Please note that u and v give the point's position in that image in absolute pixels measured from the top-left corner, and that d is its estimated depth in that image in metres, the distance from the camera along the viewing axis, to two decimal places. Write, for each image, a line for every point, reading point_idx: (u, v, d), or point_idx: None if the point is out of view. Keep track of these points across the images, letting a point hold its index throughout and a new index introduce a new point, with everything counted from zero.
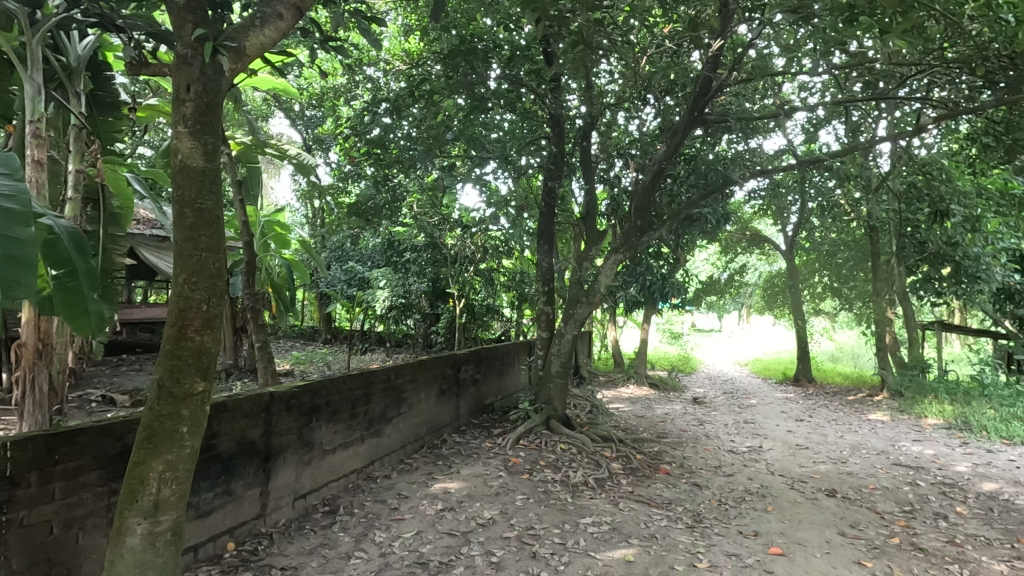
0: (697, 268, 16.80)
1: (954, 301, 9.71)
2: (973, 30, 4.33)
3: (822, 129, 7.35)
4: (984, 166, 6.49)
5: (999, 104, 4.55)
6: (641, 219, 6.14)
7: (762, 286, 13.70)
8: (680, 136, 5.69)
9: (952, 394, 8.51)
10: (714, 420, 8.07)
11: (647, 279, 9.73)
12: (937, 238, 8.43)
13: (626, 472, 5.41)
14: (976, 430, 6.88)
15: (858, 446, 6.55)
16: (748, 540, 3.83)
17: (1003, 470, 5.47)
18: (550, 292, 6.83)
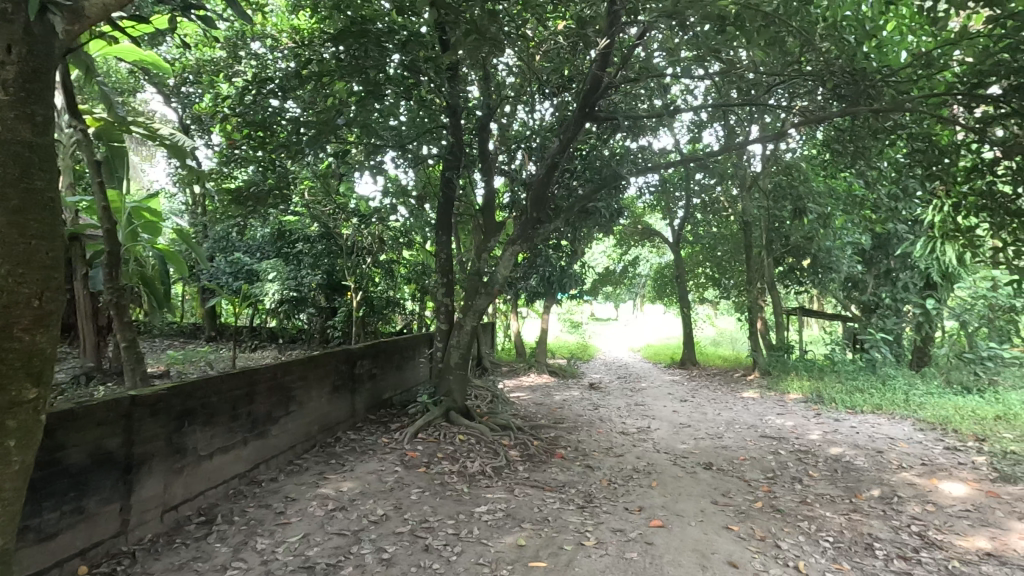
0: (596, 260, 17.54)
1: (813, 289, 10.91)
2: (825, 48, 4.82)
3: (703, 130, 7.96)
4: (834, 170, 7.36)
5: (841, 114, 5.18)
6: (537, 211, 6.31)
7: (653, 277, 14.57)
8: (573, 132, 5.88)
9: (809, 371, 9.64)
10: (608, 404, 8.50)
11: (545, 270, 10.01)
12: (797, 232, 9.51)
13: (523, 459, 5.53)
14: (827, 402, 7.81)
15: (732, 422, 7.20)
16: (633, 515, 4.07)
17: (846, 435, 6.27)
18: (448, 284, 6.77)
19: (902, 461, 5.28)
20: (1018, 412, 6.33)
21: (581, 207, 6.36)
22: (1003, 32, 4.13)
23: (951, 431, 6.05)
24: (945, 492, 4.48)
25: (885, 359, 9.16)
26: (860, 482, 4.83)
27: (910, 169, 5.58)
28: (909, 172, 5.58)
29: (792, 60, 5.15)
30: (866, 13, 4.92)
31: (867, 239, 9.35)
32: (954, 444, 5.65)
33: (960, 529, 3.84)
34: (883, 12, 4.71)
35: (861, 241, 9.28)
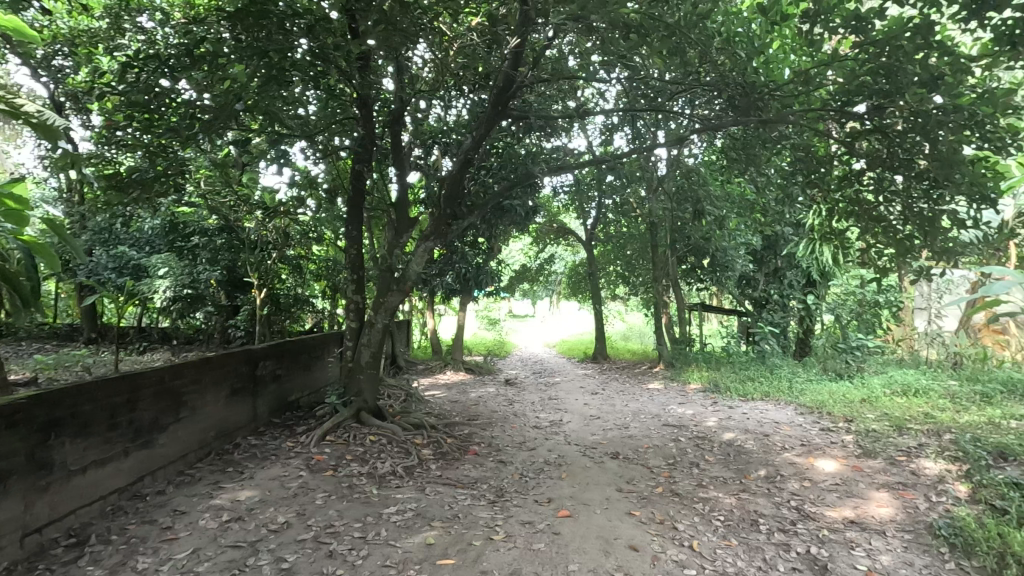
0: (512, 257, 17.72)
1: (712, 287, 11.68)
2: (720, 61, 5.17)
3: (613, 133, 8.27)
4: (730, 176, 7.93)
5: (734, 123, 5.58)
6: (451, 207, 6.24)
7: (568, 275, 14.95)
8: (485, 129, 5.89)
9: (708, 363, 10.34)
10: (522, 399, 8.63)
11: (461, 267, 9.98)
12: (697, 233, 10.17)
13: (436, 457, 5.49)
14: (723, 390, 8.41)
15: (638, 412, 7.57)
16: (542, 507, 4.16)
17: (738, 421, 6.78)
18: (360, 280, 6.54)
19: (784, 443, 5.79)
20: (880, 395, 7.15)
21: (495, 203, 6.40)
22: (867, 57, 4.63)
23: (825, 414, 6.72)
24: (819, 469, 4.96)
25: (773, 350, 10.03)
26: (750, 464, 5.24)
27: (793, 176, 6.12)
28: (792, 179, 6.13)
29: (693, 70, 5.48)
30: (755, 32, 5.33)
31: (757, 240, 10.15)
32: (828, 425, 6.28)
33: (830, 502, 4.27)
34: (769, 31, 5.14)
35: (752, 241, 10.07)
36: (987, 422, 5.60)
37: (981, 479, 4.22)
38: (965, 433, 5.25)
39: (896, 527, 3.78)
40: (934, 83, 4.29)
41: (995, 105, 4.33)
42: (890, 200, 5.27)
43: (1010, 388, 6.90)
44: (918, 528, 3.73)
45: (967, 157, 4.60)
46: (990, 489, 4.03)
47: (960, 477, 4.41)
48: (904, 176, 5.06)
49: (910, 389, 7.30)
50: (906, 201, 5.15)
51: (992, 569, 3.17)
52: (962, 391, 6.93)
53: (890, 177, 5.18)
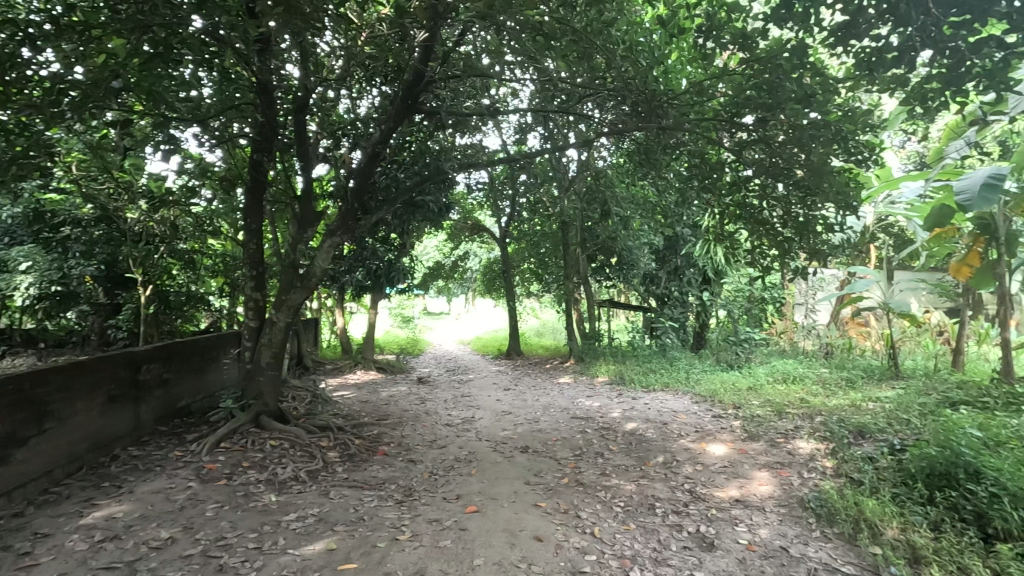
0: (427, 253, 17.52)
1: (620, 284, 12.22)
2: (623, 67, 5.42)
3: (526, 132, 8.39)
4: (635, 179, 8.33)
5: (637, 129, 5.87)
6: (358, 202, 6.05)
7: (482, 272, 14.99)
8: (394, 123, 5.78)
9: (615, 357, 10.83)
10: (435, 397, 8.56)
11: (372, 263, 9.71)
12: (605, 232, 10.59)
13: (342, 460, 5.31)
14: (627, 383, 8.84)
15: (548, 406, 7.75)
16: (450, 504, 4.16)
17: (640, 411, 7.15)
18: (259, 276, 6.16)
19: (680, 430, 6.17)
20: (763, 383, 7.85)
21: (406, 199, 6.29)
22: (751, 74, 5.04)
23: (717, 402, 7.26)
24: (710, 452, 5.35)
25: (673, 344, 10.69)
26: (650, 451, 5.54)
27: (690, 181, 6.53)
28: (689, 184, 6.55)
29: (599, 76, 5.71)
30: (656, 42, 5.60)
31: (659, 239, 10.73)
32: (719, 412, 6.78)
33: (718, 483, 4.62)
34: (667, 43, 5.46)
35: (654, 241, 10.66)
36: (850, 404, 6.31)
37: (843, 455, 4.74)
38: (832, 415, 5.89)
39: (774, 503, 4.16)
40: (807, 100, 4.74)
41: (856, 123, 4.87)
42: (772, 206, 5.77)
43: (869, 374, 7.83)
44: (791, 503, 4.12)
45: (835, 169, 5.14)
46: (850, 463, 4.54)
47: (827, 454, 4.93)
48: (784, 186, 5.55)
49: (789, 376, 8.07)
50: (785, 207, 5.66)
51: (849, 535, 3.58)
52: (831, 378, 7.78)
53: (773, 185, 5.68)
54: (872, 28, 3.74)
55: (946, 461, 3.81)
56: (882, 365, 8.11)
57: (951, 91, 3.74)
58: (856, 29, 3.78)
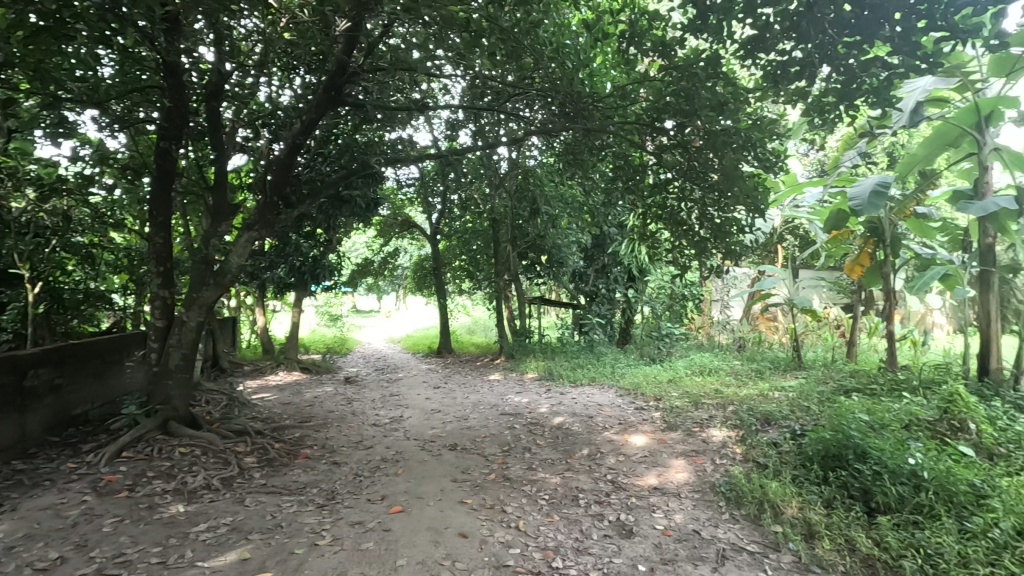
0: (356, 250, 17.04)
1: (550, 282, 12.43)
2: (551, 69, 5.53)
3: (457, 128, 8.34)
4: (564, 178, 8.49)
5: (564, 129, 6.00)
6: (277, 195, 5.79)
7: (413, 270, 14.76)
8: (317, 113, 5.56)
9: (544, 353, 11.03)
10: (362, 397, 8.36)
11: (296, 259, 9.31)
12: (535, 230, 10.73)
13: (260, 465, 5.07)
14: (555, 378, 9.01)
15: (478, 403, 7.77)
16: (374, 505, 4.08)
17: (567, 406, 7.31)
18: (167, 273, 5.74)
19: (604, 423, 6.37)
20: (682, 375, 8.27)
21: (328, 193, 6.08)
22: (670, 82, 5.28)
23: (639, 394, 7.56)
24: (632, 443, 5.57)
25: (599, 340, 11.02)
26: (575, 444, 5.68)
27: (615, 182, 6.75)
28: (614, 185, 6.76)
29: (529, 76, 5.79)
30: (582, 45, 5.72)
31: (587, 237, 11.00)
32: (641, 404, 7.07)
33: (638, 472, 4.82)
34: (593, 46, 5.61)
35: (582, 239, 10.92)
36: (758, 394, 6.77)
37: (751, 442, 5.07)
38: (743, 404, 6.29)
39: (688, 489, 4.40)
40: (720, 108, 5.02)
41: (763, 131, 5.20)
42: (690, 207, 6.06)
43: (776, 365, 8.44)
44: (704, 488, 4.37)
45: (746, 174, 5.47)
46: (757, 449, 4.87)
47: (737, 441, 5.26)
48: (700, 189, 5.83)
49: (705, 369, 8.53)
50: (703, 209, 5.96)
51: (753, 515, 3.84)
52: (742, 369, 8.31)
53: (691, 188, 5.96)
54: (778, 42, 3.99)
55: (838, 444, 4.16)
56: (788, 357, 8.76)
57: (844, 105, 4.07)
58: (763, 43, 4.03)
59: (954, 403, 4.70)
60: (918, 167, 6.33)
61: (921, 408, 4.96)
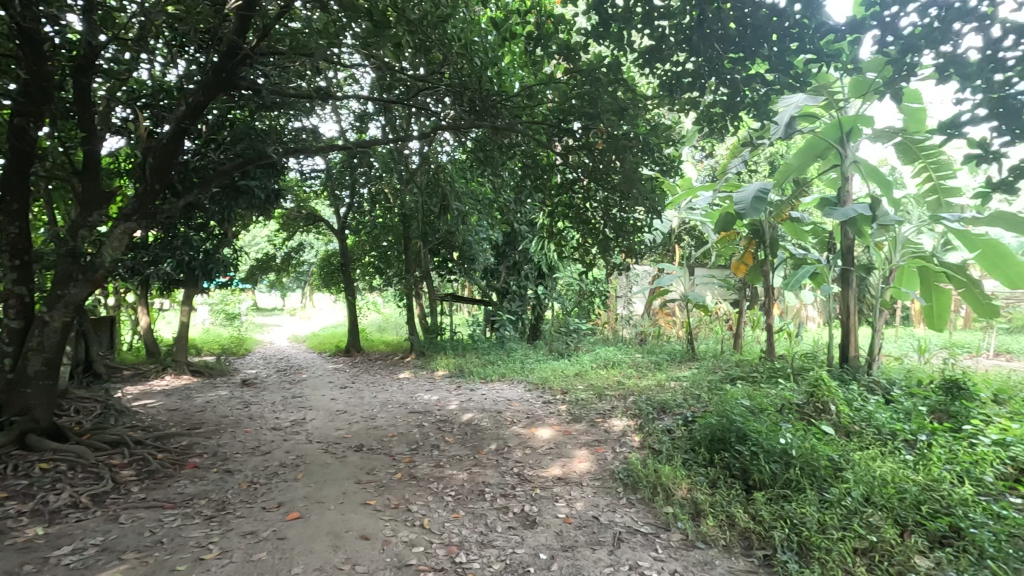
0: (257, 244, 16.04)
1: (462, 279, 12.40)
2: (458, 66, 5.52)
3: (365, 119, 8.06)
4: (475, 175, 8.50)
5: (472, 126, 6.00)
6: (159, 182, 5.31)
7: (319, 266, 14.12)
8: (205, 96, 5.13)
9: (456, 349, 11.02)
10: (260, 400, 7.89)
11: (185, 254, 8.59)
12: (445, 226, 10.66)
13: (139, 478, 4.64)
14: (466, 375, 9.03)
15: (386, 403, 7.59)
16: (269, 513, 3.87)
17: (477, 402, 7.34)
18: (25, 267, 5.07)
19: (513, 417, 6.47)
20: (588, 369, 8.59)
21: (220, 181, 5.66)
22: (574, 86, 5.44)
23: (547, 388, 7.77)
24: (538, 436, 5.71)
25: (510, 336, 11.16)
26: (483, 439, 5.73)
27: (523, 181, 6.87)
28: (523, 183, 6.87)
29: (438, 71, 5.75)
30: (490, 43, 5.72)
31: (498, 235, 11.10)
32: (548, 398, 7.26)
33: (544, 464, 4.95)
34: (501, 45, 5.63)
35: (492, 236, 10.99)
36: (655, 384, 7.19)
37: (648, 430, 5.37)
38: (641, 395, 6.65)
39: (590, 477, 4.58)
40: (621, 113, 5.25)
41: (659, 137, 5.49)
42: (595, 207, 6.30)
43: (672, 357, 9.00)
44: (604, 476, 4.58)
45: (645, 177, 5.76)
46: (653, 436, 5.17)
47: (636, 429, 5.56)
48: (603, 190, 6.05)
49: (609, 362, 8.93)
50: (607, 209, 6.19)
51: (647, 498, 4.08)
52: (642, 361, 8.78)
53: (595, 189, 6.18)
54: (672, 54, 4.24)
55: (722, 428, 4.52)
56: (683, 349, 9.37)
57: (730, 116, 4.40)
58: (660, 53, 4.27)
59: (820, 388, 5.25)
60: (793, 176, 6.99)
61: (793, 392, 5.50)
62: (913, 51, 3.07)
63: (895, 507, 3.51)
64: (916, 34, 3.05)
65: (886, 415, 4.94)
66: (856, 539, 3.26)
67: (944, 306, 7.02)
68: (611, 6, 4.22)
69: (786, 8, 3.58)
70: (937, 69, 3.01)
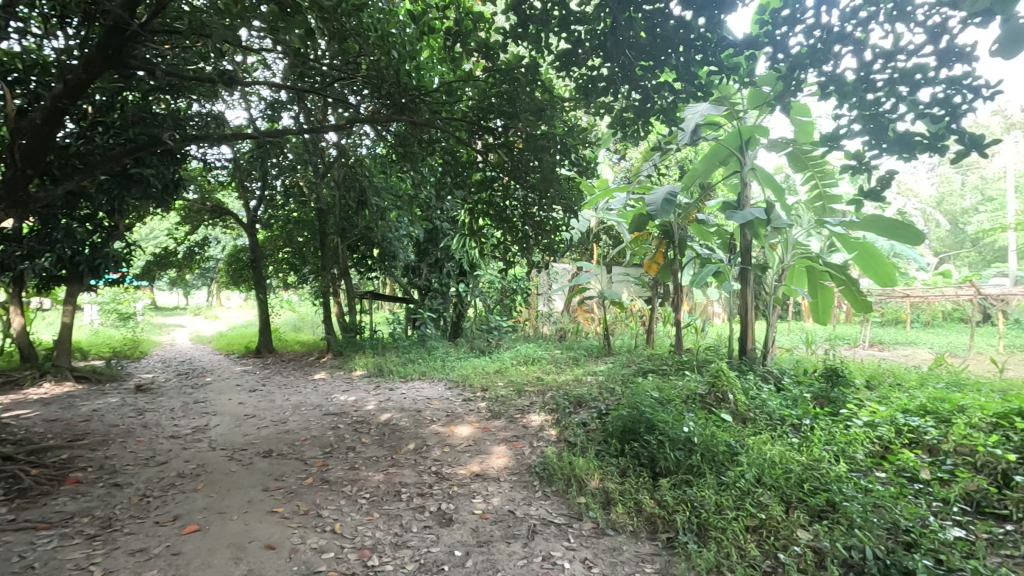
0: (156, 238, 14.84)
1: (382, 276, 12.12)
2: (375, 57, 5.36)
3: (276, 108, 7.65)
4: (394, 170, 8.33)
5: (390, 120, 5.86)
6: (30, 167, 4.81)
7: (227, 262, 13.28)
8: (88, 75, 4.64)
9: (375, 348, 10.76)
10: (157, 407, 7.30)
11: (66, 248, 7.77)
12: (364, 222, 10.35)
13: (8, 498, 4.16)
14: (385, 374, 8.84)
15: (299, 405, 7.27)
16: (162, 528, 3.60)
17: (395, 402, 7.20)
18: None
19: (432, 416, 6.41)
20: (508, 365, 8.68)
21: (105, 168, 5.16)
22: (494, 85, 5.45)
23: (467, 386, 7.77)
24: (458, 434, 5.69)
25: (431, 333, 11.05)
26: (401, 439, 5.62)
27: (444, 178, 6.82)
28: (443, 180, 6.82)
29: (354, 62, 5.56)
30: (409, 36, 5.59)
31: (419, 231, 10.94)
32: (469, 395, 7.27)
33: (463, 461, 4.95)
34: (420, 39, 5.53)
35: (412, 232, 10.82)
36: (573, 379, 7.41)
37: (564, 424, 5.51)
38: (559, 390, 6.82)
39: (507, 472, 4.64)
40: (538, 113, 5.32)
41: (575, 138, 5.60)
42: (514, 205, 6.38)
43: (589, 352, 9.31)
44: (521, 470, 4.65)
45: (562, 177, 5.88)
46: (569, 430, 5.32)
47: (552, 424, 5.69)
48: (522, 189, 6.13)
49: (528, 358, 9.07)
50: (526, 208, 6.28)
51: (562, 490, 4.19)
52: (561, 357, 9.01)
53: (514, 187, 6.24)
54: (588, 58, 4.35)
55: (633, 420, 4.74)
56: (600, 345, 9.70)
57: (641, 121, 4.60)
58: (576, 57, 4.37)
59: (720, 378, 5.62)
60: (699, 180, 7.43)
61: (697, 384, 5.86)
62: (799, 69, 3.36)
63: (781, 486, 3.83)
64: (802, 54, 3.34)
65: (776, 402, 5.38)
66: (747, 518, 3.53)
67: (828, 302, 7.73)
68: (529, 7, 4.20)
69: (690, 21, 3.73)
70: (818, 87, 3.26)
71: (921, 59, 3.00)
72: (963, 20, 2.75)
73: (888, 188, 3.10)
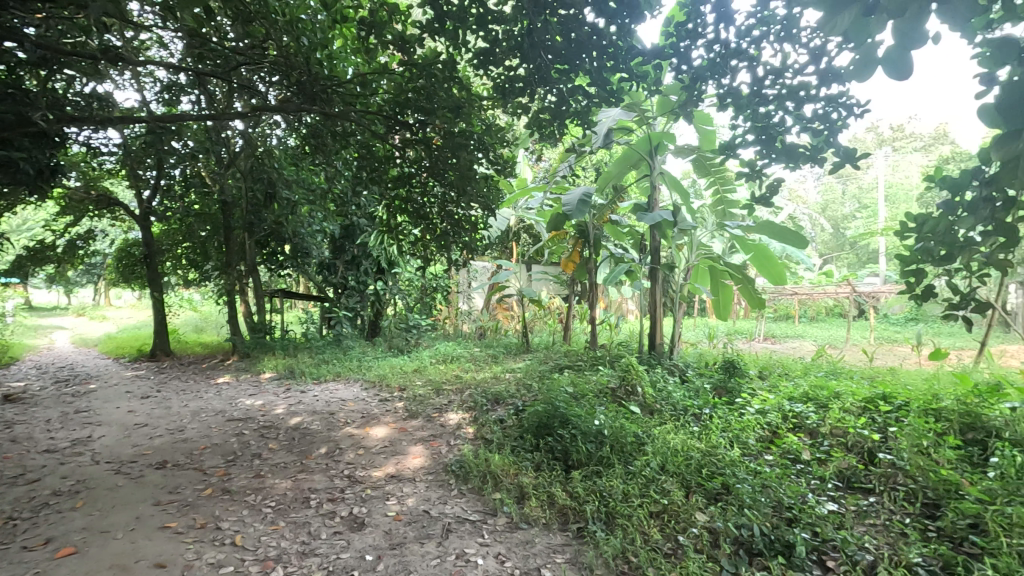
0: (31, 229, 13.31)
1: (294, 274, 11.56)
2: (284, 43, 5.09)
3: (172, 90, 7.06)
4: (305, 162, 7.97)
5: (300, 110, 5.59)
6: None
7: (116, 257, 12.12)
8: None
9: (285, 349, 10.25)
10: (29, 418, 6.53)
11: None
12: (274, 216, 9.81)
13: None
14: (297, 376, 8.45)
15: (199, 412, 6.77)
16: (30, 554, 3.23)
17: (307, 404, 6.89)
18: None
19: (346, 418, 6.20)
20: (426, 364, 8.59)
21: None
22: (411, 79, 5.34)
23: (384, 386, 7.58)
24: (372, 436, 5.54)
25: (347, 333, 10.69)
26: (312, 443, 5.39)
27: (359, 172, 6.61)
28: (358, 174, 6.61)
29: (261, 46, 5.25)
30: (320, 22, 5.32)
31: (333, 227, 10.53)
32: (385, 395, 7.10)
33: (377, 463, 4.83)
34: (333, 27, 5.27)
35: (326, 228, 10.40)
36: (491, 376, 7.45)
37: (481, 421, 5.53)
38: (477, 388, 6.83)
39: (423, 472, 4.59)
40: (456, 111, 5.29)
41: (492, 137, 5.59)
42: (432, 202, 6.31)
43: (508, 350, 9.40)
44: (438, 469, 4.62)
45: (480, 175, 5.89)
46: (486, 427, 5.34)
47: (470, 422, 5.69)
48: (440, 186, 6.08)
49: (447, 357, 9.02)
50: (444, 205, 6.24)
51: (477, 487, 4.21)
52: (480, 355, 9.04)
53: (432, 184, 6.18)
54: (505, 58, 4.38)
55: (548, 415, 4.85)
56: (518, 343, 9.83)
57: (555, 123, 4.69)
58: (492, 56, 4.37)
59: (630, 372, 5.88)
60: (613, 182, 7.71)
61: (609, 378, 6.08)
62: (701, 80, 3.58)
63: (683, 472, 4.07)
64: (704, 66, 3.55)
65: (681, 394, 5.70)
66: (651, 504, 3.72)
67: (727, 299, 8.29)
68: (445, 3, 4.17)
69: (604, 28, 3.88)
70: (718, 98, 3.54)
71: (805, 77, 3.29)
72: (839, 45, 3.05)
73: (776, 195, 3.36)
